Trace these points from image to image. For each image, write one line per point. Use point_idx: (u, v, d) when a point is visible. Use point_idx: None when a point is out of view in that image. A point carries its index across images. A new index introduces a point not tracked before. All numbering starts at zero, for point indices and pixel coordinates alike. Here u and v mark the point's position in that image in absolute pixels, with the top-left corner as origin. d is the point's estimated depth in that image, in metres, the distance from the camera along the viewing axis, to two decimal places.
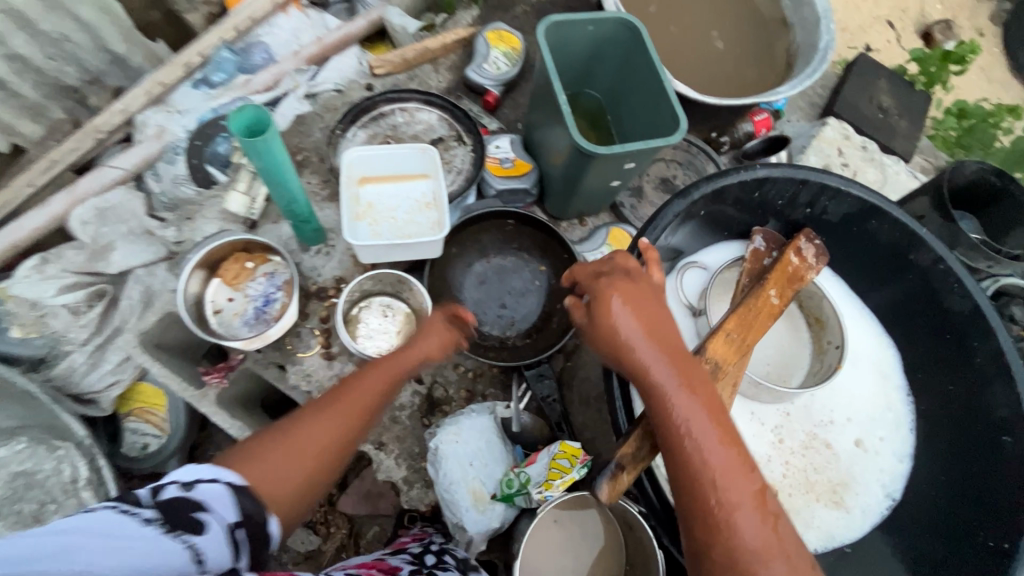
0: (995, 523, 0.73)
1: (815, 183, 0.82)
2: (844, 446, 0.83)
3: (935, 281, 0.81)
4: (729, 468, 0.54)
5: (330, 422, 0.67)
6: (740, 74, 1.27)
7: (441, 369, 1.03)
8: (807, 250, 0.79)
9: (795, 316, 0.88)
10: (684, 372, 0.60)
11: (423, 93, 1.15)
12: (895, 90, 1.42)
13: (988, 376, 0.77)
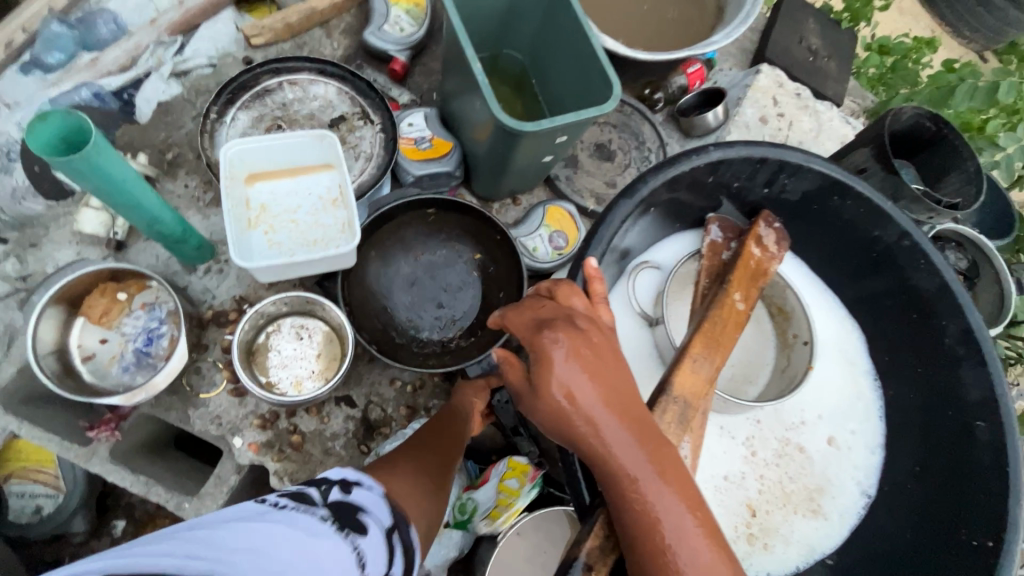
0: (974, 516, 0.68)
1: (774, 162, 0.74)
2: (816, 448, 0.79)
3: (899, 257, 0.75)
4: (701, 557, 0.49)
5: (429, 463, 0.67)
6: (670, 22, 1.17)
7: (375, 387, 0.92)
8: (767, 236, 0.75)
9: (759, 311, 0.83)
10: (651, 451, 0.52)
11: (314, 61, 0.96)
12: (823, 31, 1.37)
13: (960, 355, 0.72)
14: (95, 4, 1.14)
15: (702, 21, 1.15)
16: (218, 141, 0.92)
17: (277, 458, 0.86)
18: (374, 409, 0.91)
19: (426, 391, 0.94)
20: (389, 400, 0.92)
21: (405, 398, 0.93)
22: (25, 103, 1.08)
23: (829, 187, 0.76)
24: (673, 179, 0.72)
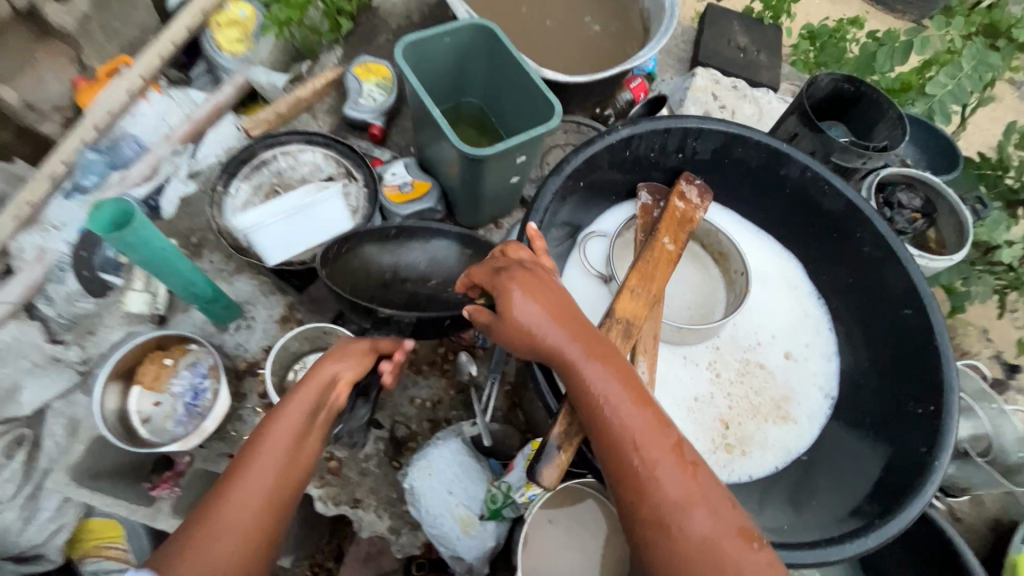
0: (919, 389, 0.78)
1: (677, 130, 0.87)
2: (775, 363, 0.90)
3: (809, 189, 0.88)
4: (645, 427, 0.59)
5: (248, 476, 0.62)
6: (608, 45, 1.34)
7: (398, 408, 1.01)
8: (689, 192, 0.87)
9: (698, 254, 0.95)
10: (592, 348, 0.63)
11: (302, 133, 1.13)
12: (747, 30, 1.52)
13: (880, 258, 0.85)
14: (118, 130, 1.35)
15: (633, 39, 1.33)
16: (224, 209, 1.07)
17: (319, 484, 0.94)
18: (400, 427, 1.00)
19: (445, 404, 1.03)
20: (412, 417, 1.01)
21: (426, 413, 1.02)
22: (69, 222, 1.25)
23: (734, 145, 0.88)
24: (600, 168, 0.86)
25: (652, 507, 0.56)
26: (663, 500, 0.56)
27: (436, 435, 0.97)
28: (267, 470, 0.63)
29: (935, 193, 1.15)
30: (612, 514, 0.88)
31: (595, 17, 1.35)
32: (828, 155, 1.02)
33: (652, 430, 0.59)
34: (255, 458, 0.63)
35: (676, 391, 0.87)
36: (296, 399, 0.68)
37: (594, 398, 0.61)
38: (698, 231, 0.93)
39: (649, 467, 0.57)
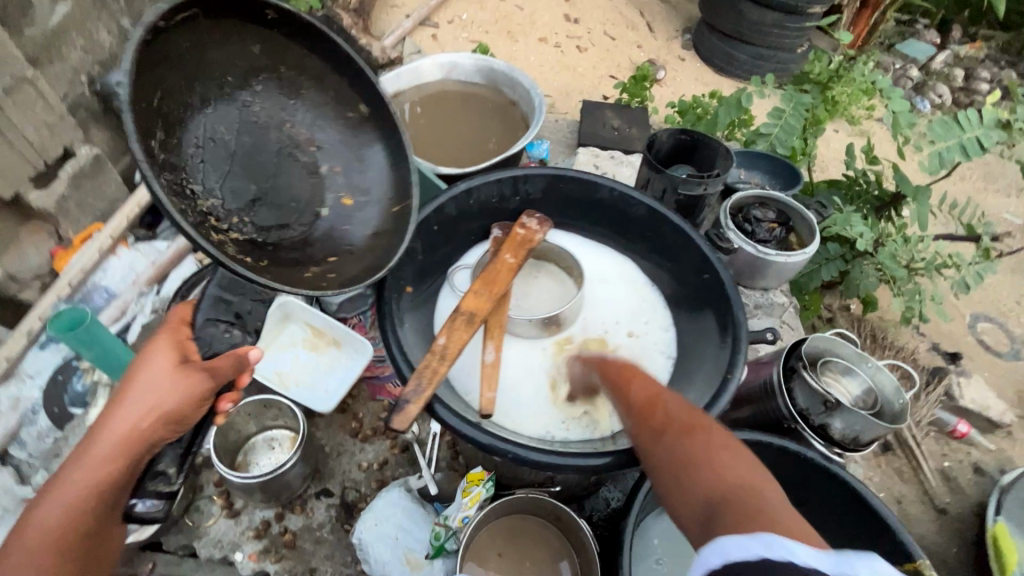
0: (726, 332, 0.94)
1: (507, 179, 1.06)
2: (621, 341, 1.05)
3: (619, 204, 1.08)
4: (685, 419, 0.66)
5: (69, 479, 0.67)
6: (500, 138, 1.67)
7: (347, 474, 1.09)
8: (530, 222, 1.02)
9: (547, 268, 1.11)
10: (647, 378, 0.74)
11: None
12: (618, 114, 1.85)
13: (682, 241, 1.04)
14: (91, 284, 1.54)
15: (518, 131, 1.68)
16: None
17: (275, 560, 0.99)
18: (350, 491, 1.07)
19: (391, 463, 1.11)
20: (361, 480, 1.09)
21: (374, 474, 1.10)
22: (41, 370, 1.31)
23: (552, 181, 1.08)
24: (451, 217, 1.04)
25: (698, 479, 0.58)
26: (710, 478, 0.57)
27: (382, 490, 1.05)
28: (81, 477, 0.67)
29: (786, 205, 1.37)
30: (550, 531, 0.97)
31: (485, 124, 1.70)
32: (676, 188, 1.25)
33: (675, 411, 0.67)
34: (77, 481, 0.67)
35: (541, 383, 0.98)
36: (121, 419, 0.70)
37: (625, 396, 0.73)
38: (541, 249, 1.10)
39: (677, 433, 0.64)
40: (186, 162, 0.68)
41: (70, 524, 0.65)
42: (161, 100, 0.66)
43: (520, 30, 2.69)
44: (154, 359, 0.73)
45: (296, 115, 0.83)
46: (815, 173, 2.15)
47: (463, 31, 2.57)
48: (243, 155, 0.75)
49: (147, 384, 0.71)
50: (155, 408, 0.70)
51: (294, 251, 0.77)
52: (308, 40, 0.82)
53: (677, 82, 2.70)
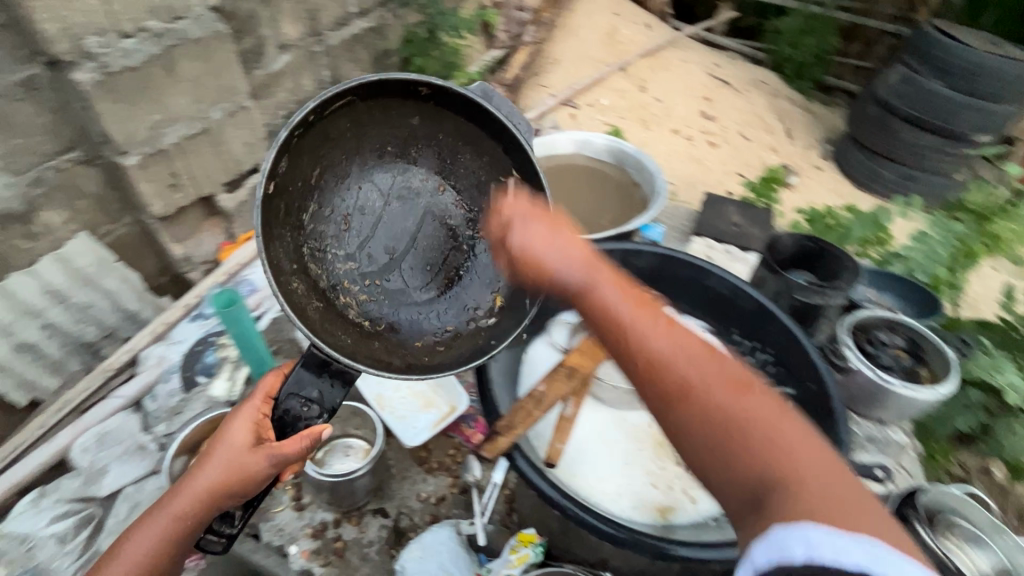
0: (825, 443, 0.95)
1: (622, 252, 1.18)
2: None
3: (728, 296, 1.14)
4: (672, 352, 0.67)
5: (164, 516, 0.83)
6: (615, 214, 1.78)
7: (405, 500, 1.12)
8: None
9: None
10: (634, 301, 0.71)
11: None
12: (740, 211, 1.82)
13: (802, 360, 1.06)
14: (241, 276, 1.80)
15: (633, 210, 1.78)
16: None
17: (322, 563, 1.03)
18: (403, 517, 1.10)
19: (447, 502, 1.13)
20: (416, 510, 1.11)
21: (429, 508, 1.12)
22: (186, 338, 1.55)
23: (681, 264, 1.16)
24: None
25: (687, 410, 0.65)
26: (702, 410, 0.64)
27: (433, 525, 1.07)
28: (170, 516, 0.82)
29: (921, 334, 1.24)
30: None
31: (605, 198, 1.83)
32: (791, 292, 1.21)
33: (707, 371, 0.66)
34: (169, 509, 0.83)
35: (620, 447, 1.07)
36: (200, 482, 0.82)
37: (642, 347, 0.68)
38: None
39: (728, 396, 0.64)
40: (334, 229, 0.88)
41: (163, 541, 0.83)
42: (319, 176, 0.87)
43: (655, 120, 2.81)
44: (234, 434, 0.83)
45: (460, 188, 0.94)
46: (962, 309, 1.91)
47: (599, 114, 2.76)
48: (387, 220, 0.91)
49: (224, 451, 0.82)
50: (224, 479, 0.81)
51: (409, 316, 0.89)
52: (466, 109, 0.90)
53: (810, 190, 2.61)
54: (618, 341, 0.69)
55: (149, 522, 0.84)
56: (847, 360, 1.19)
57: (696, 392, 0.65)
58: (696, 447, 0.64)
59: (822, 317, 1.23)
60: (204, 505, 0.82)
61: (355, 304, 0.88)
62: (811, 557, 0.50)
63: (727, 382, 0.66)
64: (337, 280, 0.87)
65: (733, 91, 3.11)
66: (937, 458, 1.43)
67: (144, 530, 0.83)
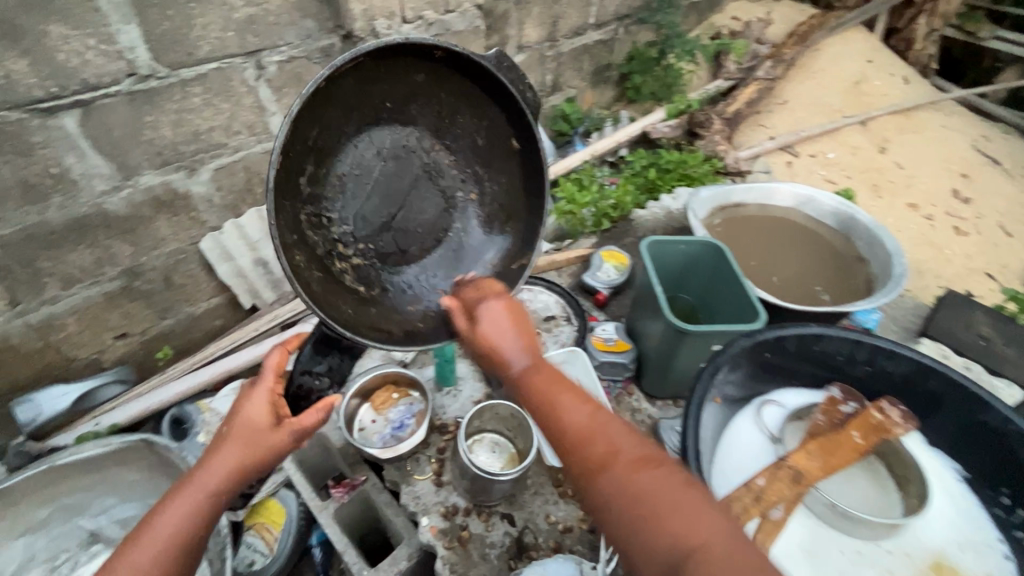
0: None
1: (869, 344, 0.89)
2: None
3: None
4: (582, 425, 0.69)
5: (170, 514, 0.72)
6: (829, 290, 1.56)
7: (533, 516, 1.11)
8: (891, 410, 0.81)
9: (878, 466, 0.82)
10: (561, 382, 0.73)
11: (546, 280, 1.51)
12: (996, 324, 1.48)
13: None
14: None
15: (852, 292, 1.54)
16: None
17: (446, 546, 1.06)
18: (528, 533, 1.09)
19: (573, 535, 1.09)
20: (542, 531, 1.09)
21: (555, 533, 1.09)
22: None
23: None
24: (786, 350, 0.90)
25: (611, 500, 0.64)
26: (612, 502, 0.64)
27: (556, 554, 1.04)
28: (178, 516, 0.72)
29: None
30: None
31: (820, 269, 1.61)
32: None
33: (622, 445, 0.67)
34: (174, 505, 0.72)
35: None
36: (223, 461, 0.74)
37: (560, 426, 0.69)
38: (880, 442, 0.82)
39: (627, 468, 0.65)
40: (330, 190, 0.78)
41: (167, 547, 0.70)
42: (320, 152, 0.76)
43: (890, 188, 2.42)
44: (252, 407, 0.77)
45: (455, 148, 0.89)
46: None
47: (822, 168, 2.46)
48: (376, 187, 0.82)
49: (239, 432, 0.75)
50: (251, 458, 0.75)
51: (408, 287, 0.86)
52: (473, 73, 0.84)
53: None
54: (547, 418, 0.71)
55: (159, 517, 0.72)
56: None
57: (613, 469, 0.65)
58: (619, 526, 0.63)
59: None
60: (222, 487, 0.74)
61: (353, 268, 0.81)
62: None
63: (638, 458, 0.66)
64: (336, 245, 0.79)
65: (1004, 174, 2.55)
66: None
67: (149, 533, 0.71)
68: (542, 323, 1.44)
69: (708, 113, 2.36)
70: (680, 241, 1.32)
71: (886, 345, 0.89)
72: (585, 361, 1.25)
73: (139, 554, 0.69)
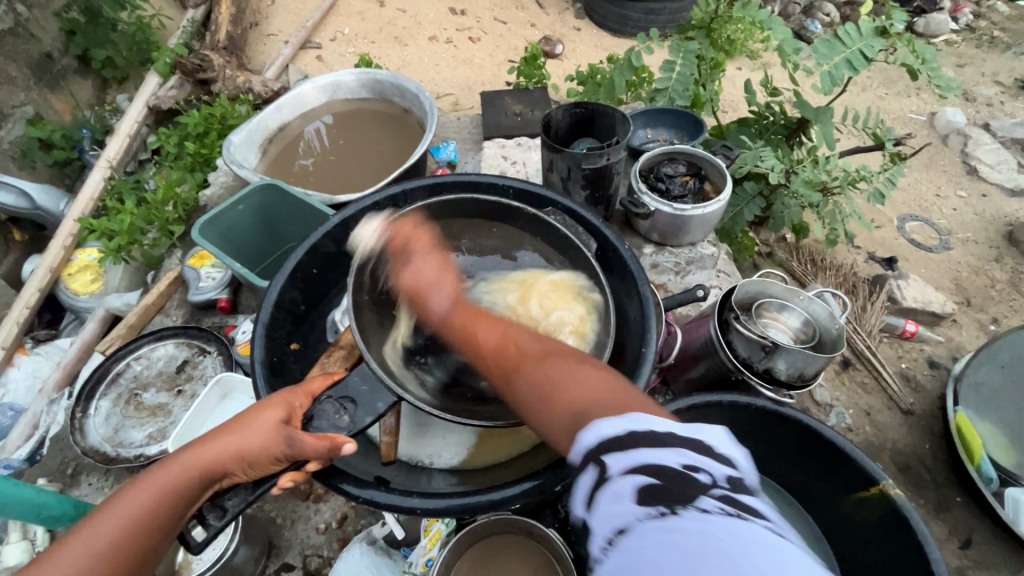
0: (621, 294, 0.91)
1: (386, 200, 0.93)
2: None
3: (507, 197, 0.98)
4: (522, 346, 0.60)
5: (163, 477, 0.59)
6: (397, 146, 1.67)
7: (306, 540, 1.02)
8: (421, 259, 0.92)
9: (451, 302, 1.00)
10: (467, 319, 0.67)
11: (150, 334, 1.23)
12: (518, 100, 1.80)
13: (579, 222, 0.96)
14: None
15: (412, 134, 1.66)
16: (88, 430, 1.12)
17: None
18: (312, 558, 1.00)
19: (352, 517, 1.04)
20: (322, 545, 1.02)
21: (335, 533, 1.03)
22: None
23: (410, 198, 0.95)
24: (331, 255, 0.91)
25: (521, 374, 0.57)
26: (528, 381, 0.56)
27: (347, 545, 0.99)
28: (137, 508, 0.57)
29: (694, 156, 1.36)
30: (527, 542, 0.91)
31: (383, 137, 1.70)
32: (579, 165, 1.21)
33: (523, 350, 0.60)
34: (148, 487, 0.58)
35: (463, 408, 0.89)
36: (192, 449, 0.61)
37: (477, 348, 0.63)
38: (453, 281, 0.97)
39: (534, 363, 0.57)
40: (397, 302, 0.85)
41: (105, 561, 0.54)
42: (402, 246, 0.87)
43: (408, 33, 2.62)
44: (262, 411, 0.63)
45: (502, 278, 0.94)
46: (724, 116, 2.16)
47: (349, 46, 2.51)
48: None
49: (254, 425, 0.62)
50: (250, 449, 0.61)
51: None
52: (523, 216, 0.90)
53: (577, 53, 2.67)
54: (466, 346, 0.65)
55: (88, 535, 0.54)
56: (647, 206, 1.27)
57: (518, 365, 0.58)
58: (530, 414, 0.55)
59: (613, 175, 1.27)
60: (202, 474, 0.60)
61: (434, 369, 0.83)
62: (603, 442, 0.45)
63: (539, 353, 0.58)
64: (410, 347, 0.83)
65: None
66: (744, 248, 1.67)
67: (82, 537, 0.54)
68: (178, 377, 1.20)
69: (201, 50, 2.07)
70: (231, 203, 1.17)
71: (396, 190, 0.94)
72: (240, 377, 1.11)
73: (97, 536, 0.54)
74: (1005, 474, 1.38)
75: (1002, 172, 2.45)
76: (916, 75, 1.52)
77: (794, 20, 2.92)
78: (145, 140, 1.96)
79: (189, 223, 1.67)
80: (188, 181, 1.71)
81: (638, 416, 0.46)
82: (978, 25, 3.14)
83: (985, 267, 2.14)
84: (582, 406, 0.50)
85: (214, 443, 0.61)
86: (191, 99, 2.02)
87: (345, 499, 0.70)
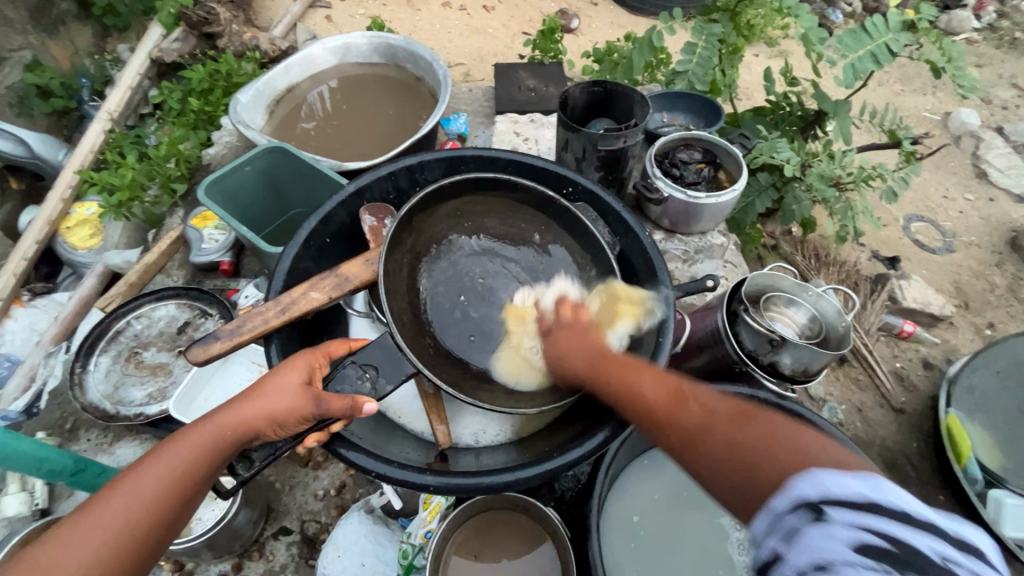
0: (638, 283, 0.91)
1: (402, 170, 0.92)
2: None
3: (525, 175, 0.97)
4: (663, 391, 0.60)
5: (199, 434, 0.61)
6: (407, 115, 1.63)
7: (304, 506, 1.03)
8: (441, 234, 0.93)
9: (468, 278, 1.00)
10: (618, 363, 0.65)
11: (151, 293, 1.21)
12: (532, 74, 1.76)
13: (598, 209, 0.95)
14: None
15: (423, 104, 1.63)
16: (87, 386, 1.11)
17: None
18: (310, 524, 1.02)
19: (350, 486, 1.05)
20: (320, 511, 1.03)
21: (333, 500, 1.04)
22: None
23: (426, 170, 0.94)
24: (344, 226, 0.89)
25: (673, 432, 0.56)
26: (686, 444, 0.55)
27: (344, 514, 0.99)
28: (176, 462, 0.59)
29: (710, 143, 1.34)
30: (524, 520, 0.93)
31: (392, 105, 1.66)
32: (595, 146, 1.19)
33: (680, 404, 0.58)
34: (185, 445, 0.60)
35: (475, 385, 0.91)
36: (223, 411, 0.63)
37: (633, 397, 0.62)
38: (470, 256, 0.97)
39: (693, 414, 0.56)
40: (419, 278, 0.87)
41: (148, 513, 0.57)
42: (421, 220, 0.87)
43: None
44: (289, 372, 0.65)
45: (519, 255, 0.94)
46: (739, 103, 2.12)
47: (359, 7, 2.43)
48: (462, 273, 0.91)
49: (281, 385, 0.64)
50: (280, 409, 0.63)
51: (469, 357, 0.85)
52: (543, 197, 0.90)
53: (592, 30, 2.60)
54: (618, 397, 0.64)
55: (130, 491, 0.57)
56: (661, 192, 1.26)
57: (684, 422, 0.56)
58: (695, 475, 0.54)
59: (629, 158, 1.25)
60: (236, 430, 0.62)
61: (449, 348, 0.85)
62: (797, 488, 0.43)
63: (706, 406, 0.56)
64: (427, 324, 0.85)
65: None
66: (752, 240, 1.66)
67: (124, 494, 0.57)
68: (179, 338, 1.19)
69: None
70: (239, 163, 1.14)
71: (413, 160, 0.93)
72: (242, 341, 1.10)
73: (135, 492, 0.57)
74: (990, 476, 1.41)
75: (1011, 177, 2.44)
76: (940, 73, 1.49)
77: (816, 7, 2.85)
78: (146, 94, 1.90)
79: (192, 181, 1.63)
80: (191, 139, 1.67)
81: (820, 474, 0.43)
82: (1000, 25, 3.07)
83: (986, 272, 2.15)
84: (760, 462, 0.48)
85: (246, 403, 0.63)
86: (195, 53, 1.96)
87: (347, 466, 0.71)
